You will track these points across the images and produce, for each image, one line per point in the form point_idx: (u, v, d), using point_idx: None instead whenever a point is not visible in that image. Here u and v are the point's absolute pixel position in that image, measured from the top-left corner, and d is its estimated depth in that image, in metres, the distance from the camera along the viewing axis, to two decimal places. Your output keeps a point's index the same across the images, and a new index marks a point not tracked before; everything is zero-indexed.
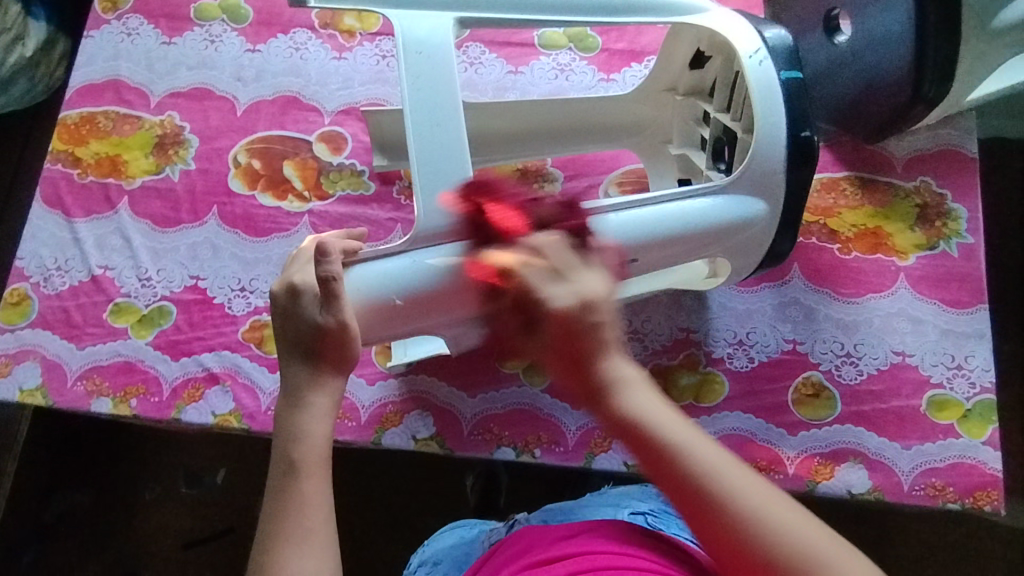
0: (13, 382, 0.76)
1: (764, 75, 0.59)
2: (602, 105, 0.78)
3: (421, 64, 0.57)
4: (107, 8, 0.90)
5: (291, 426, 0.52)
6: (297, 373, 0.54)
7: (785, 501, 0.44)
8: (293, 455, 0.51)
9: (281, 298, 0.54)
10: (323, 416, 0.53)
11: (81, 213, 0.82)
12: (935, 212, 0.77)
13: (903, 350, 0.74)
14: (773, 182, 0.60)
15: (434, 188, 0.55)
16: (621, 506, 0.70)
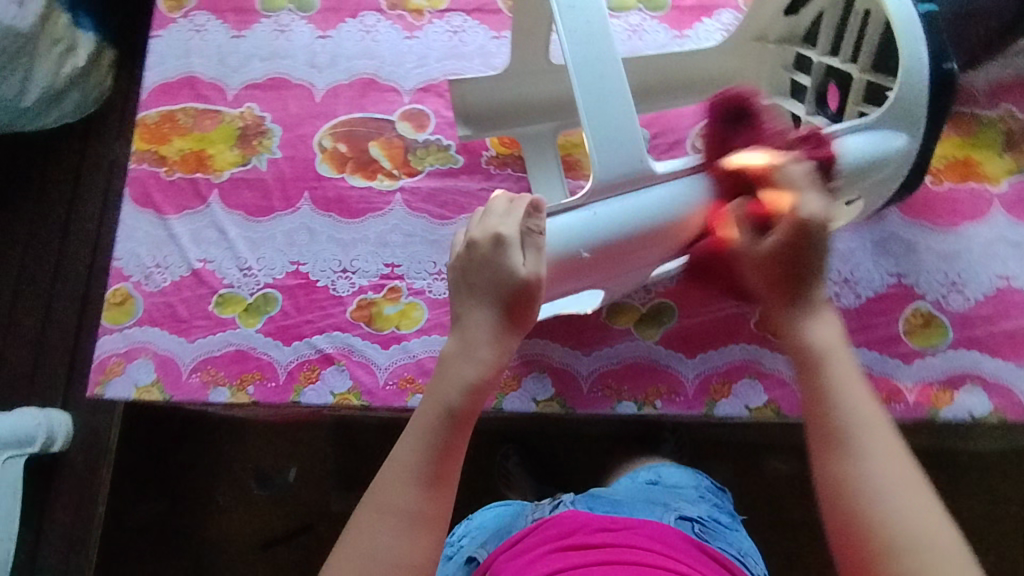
0: (127, 380, 0.76)
1: (902, 9, 0.62)
2: (686, 59, 0.79)
3: (575, 19, 0.59)
4: (173, 7, 0.90)
5: (454, 369, 0.56)
6: (481, 319, 0.57)
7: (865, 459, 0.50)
8: (454, 399, 0.55)
9: (486, 243, 0.57)
10: (480, 366, 0.56)
11: (173, 210, 0.82)
12: (1020, 137, 0.79)
13: (1007, 274, 0.75)
14: (916, 120, 0.64)
15: (607, 141, 0.59)
16: (669, 505, 0.73)
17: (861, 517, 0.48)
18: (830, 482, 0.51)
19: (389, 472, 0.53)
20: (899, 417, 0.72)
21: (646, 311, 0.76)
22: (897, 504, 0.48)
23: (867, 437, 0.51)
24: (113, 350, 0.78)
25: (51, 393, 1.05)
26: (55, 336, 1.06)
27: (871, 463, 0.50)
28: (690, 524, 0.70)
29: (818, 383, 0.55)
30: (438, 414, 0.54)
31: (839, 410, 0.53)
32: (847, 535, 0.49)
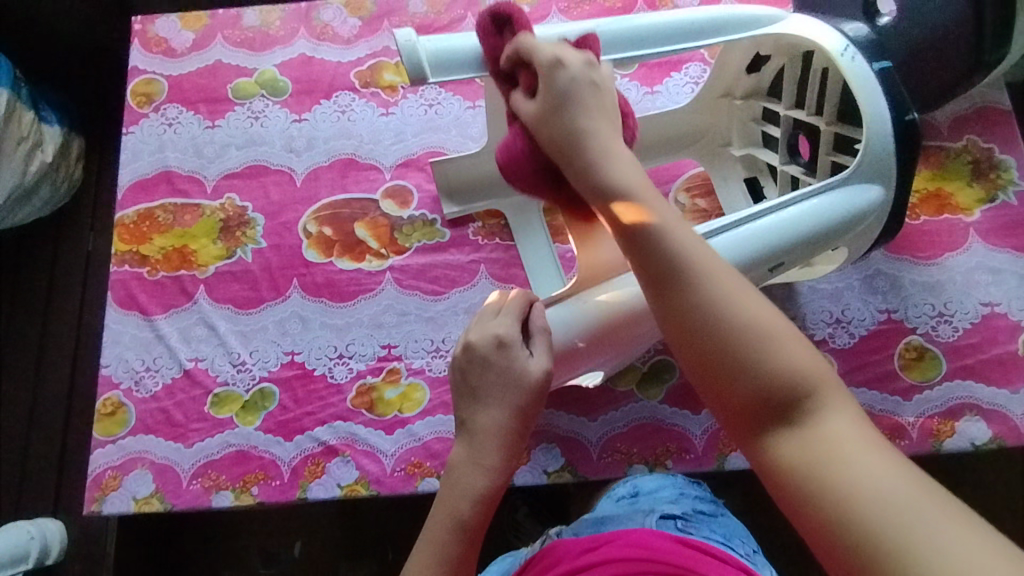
0: (126, 493, 0.75)
1: (858, 69, 0.63)
2: (662, 119, 0.80)
3: None
4: (143, 102, 0.89)
5: (461, 485, 0.52)
6: (489, 421, 0.53)
7: (727, 315, 0.44)
8: (461, 514, 0.52)
9: (490, 347, 0.54)
10: (486, 476, 0.52)
11: (159, 310, 0.81)
12: (987, 166, 0.81)
13: (990, 300, 0.77)
14: (889, 168, 0.64)
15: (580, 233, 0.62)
16: (651, 510, 0.68)
17: (781, 402, 0.42)
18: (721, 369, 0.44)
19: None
20: (904, 454, 0.73)
21: (648, 370, 0.77)
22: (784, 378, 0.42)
23: (757, 332, 0.44)
24: (108, 463, 0.76)
25: (42, 499, 1.02)
26: (41, 439, 1.03)
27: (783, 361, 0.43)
28: (672, 523, 0.66)
29: (679, 300, 0.46)
30: (446, 530, 0.51)
31: (715, 322, 0.44)
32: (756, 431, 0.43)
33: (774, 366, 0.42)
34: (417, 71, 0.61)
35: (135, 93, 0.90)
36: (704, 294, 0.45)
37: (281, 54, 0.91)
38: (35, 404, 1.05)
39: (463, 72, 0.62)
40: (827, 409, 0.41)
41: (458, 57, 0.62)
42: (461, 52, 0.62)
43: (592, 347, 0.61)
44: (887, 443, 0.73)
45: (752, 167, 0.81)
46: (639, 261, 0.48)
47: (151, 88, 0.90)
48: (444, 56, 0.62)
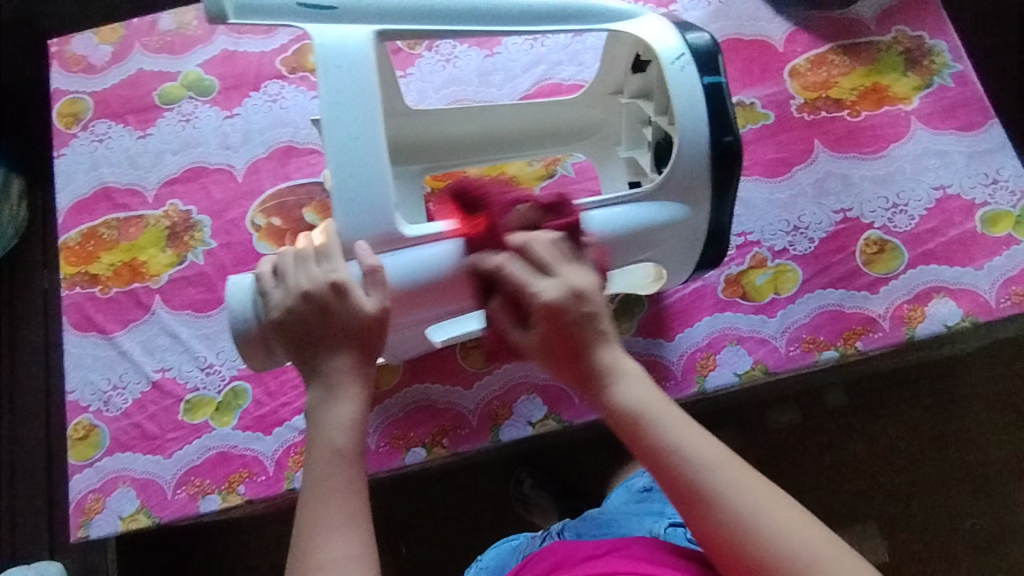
0: (111, 514, 0.73)
1: (684, 81, 0.59)
2: (547, 110, 0.77)
3: (342, 79, 0.55)
4: (70, 122, 0.87)
5: (326, 418, 0.50)
6: (341, 362, 0.52)
7: (732, 499, 0.45)
8: (342, 442, 0.50)
9: (331, 298, 0.52)
10: (358, 406, 0.51)
11: (117, 327, 0.79)
12: (919, 53, 0.81)
13: (941, 184, 0.77)
14: (694, 187, 0.60)
15: (353, 203, 0.55)
16: (663, 514, 0.70)
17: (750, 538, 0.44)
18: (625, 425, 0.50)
19: (316, 508, 0.48)
20: (879, 346, 0.73)
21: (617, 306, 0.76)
22: (706, 454, 0.47)
23: (735, 491, 0.46)
24: (89, 487, 0.74)
25: (37, 547, 0.99)
26: (28, 485, 1.01)
27: (666, 429, 0.49)
28: (682, 530, 0.67)
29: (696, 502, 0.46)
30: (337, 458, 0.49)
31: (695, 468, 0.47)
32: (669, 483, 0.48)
33: (727, 489, 0.46)
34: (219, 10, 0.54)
35: (60, 114, 0.88)
36: (719, 489, 0.46)
37: (203, 53, 0.89)
38: (14, 451, 1.02)
39: (273, 19, 0.55)
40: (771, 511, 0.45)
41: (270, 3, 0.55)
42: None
43: None
44: (861, 339, 0.73)
45: (636, 170, 0.75)
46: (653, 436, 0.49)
47: (76, 107, 0.88)
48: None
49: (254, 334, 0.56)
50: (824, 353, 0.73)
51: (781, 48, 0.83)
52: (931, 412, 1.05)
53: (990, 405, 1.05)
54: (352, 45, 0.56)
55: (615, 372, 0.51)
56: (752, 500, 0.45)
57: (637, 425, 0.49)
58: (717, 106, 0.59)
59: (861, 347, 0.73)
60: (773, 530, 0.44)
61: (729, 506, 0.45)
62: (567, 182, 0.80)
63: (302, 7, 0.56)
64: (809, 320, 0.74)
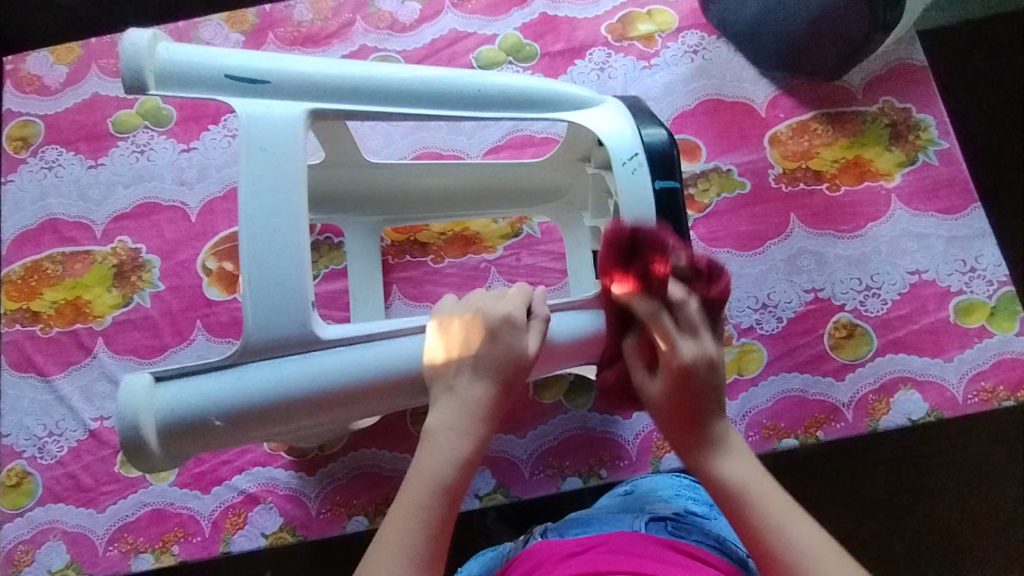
0: (40, 568, 0.71)
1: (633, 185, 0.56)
2: (512, 170, 0.73)
3: (266, 162, 0.51)
4: (20, 147, 0.84)
5: (438, 453, 0.49)
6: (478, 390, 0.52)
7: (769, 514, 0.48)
8: (447, 476, 0.49)
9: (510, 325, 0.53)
10: (461, 440, 0.50)
11: (57, 369, 0.76)
12: (905, 127, 0.79)
13: (917, 268, 0.75)
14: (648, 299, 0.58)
15: (267, 299, 0.50)
16: (642, 512, 0.62)
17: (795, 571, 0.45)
18: (724, 493, 0.50)
19: (379, 553, 0.46)
20: (841, 436, 0.71)
21: (574, 379, 0.74)
22: (808, 545, 0.46)
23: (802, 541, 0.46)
24: (19, 537, 0.72)
25: None
26: None
27: (786, 524, 0.47)
28: (662, 523, 0.60)
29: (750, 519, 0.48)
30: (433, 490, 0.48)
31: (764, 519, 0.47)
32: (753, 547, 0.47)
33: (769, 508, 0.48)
34: (137, 80, 0.51)
35: (10, 137, 0.84)
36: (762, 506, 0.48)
37: None
38: None
39: (192, 92, 0.52)
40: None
41: (191, 74, 0.52)
42: (195, 71, 0.52)
43: (291, 409, 0.51)
44: (823, 428, 0.71)
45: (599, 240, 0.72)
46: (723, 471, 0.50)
47: (26, 130, 0.84)
48: (176, 71, 0.52)
49: (163, 434, 0.50)
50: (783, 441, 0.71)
51: (763, 113, 0.79)
52: (1008, 510, 0.79)
53: None
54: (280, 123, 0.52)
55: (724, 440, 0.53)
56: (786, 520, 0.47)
57: (741, 505, 0.49)
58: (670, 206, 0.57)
59: (822, 436, 0.71)
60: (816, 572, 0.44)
61: (763, 515, 0.48)
62: (533, 243, 0.79)
63: (230, 82, 0.52)
64: (770, 406, 0.72)
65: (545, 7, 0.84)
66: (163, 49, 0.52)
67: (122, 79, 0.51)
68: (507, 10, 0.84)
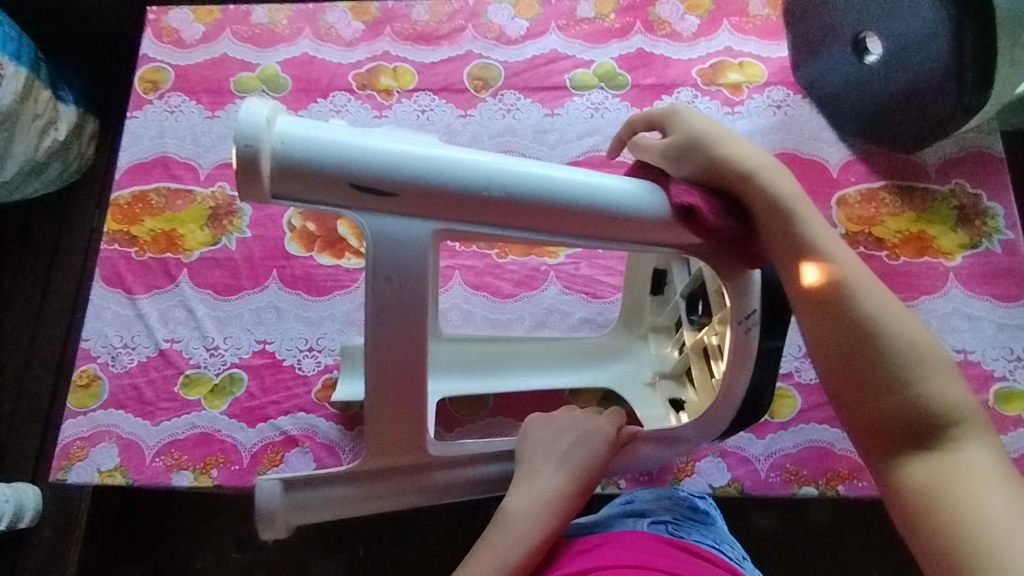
0: (91, 465, 0.77)
1: None
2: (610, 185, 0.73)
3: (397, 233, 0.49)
4: (149, 89, 0.93)
5: (523, 517, 0.57)
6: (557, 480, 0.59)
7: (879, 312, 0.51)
8: (531, 539, 0.56)
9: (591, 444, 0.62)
10: (541, 504, 0.58)
11: (142, 289, 0.83)
12: (973, 212, 0.81)
13: (964, 347, 0.76)
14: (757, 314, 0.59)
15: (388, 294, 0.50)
16: (641, 515, 0.65)
17: (900, 373, 0.49)
18: (847, 323, 0.51)
19: None
20: (862, 494, 0.71)
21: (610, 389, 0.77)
22: (917, 358, 0.49)
23: (905, 339, 0.50)
24: (77, 434, 0.78)
25: (19, 470, 1.02)
26: (27, 409, 1.05)
27: (900, 348, 0.50)
28: (663, 526, 0.63)
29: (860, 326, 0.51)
30: (516, 548, 0.55)
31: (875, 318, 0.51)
32: (858, 352, 0.51)
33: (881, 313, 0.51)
34: (254, 134, 0.45)
35: (143, 79, 0.93)
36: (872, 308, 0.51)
37: (285, 52, 0.94)
38: (24, 373, 1.06)
39: (314, 188, 0.47)
40: (973, 437, 0.48)
41: (317, 151, 0.47)
42: (330, 153, 0.47)
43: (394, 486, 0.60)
44: (845, 483, 0.72)
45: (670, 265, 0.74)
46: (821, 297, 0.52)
47: (158, 76, 0.93)
48: (305, 141, 0.47)
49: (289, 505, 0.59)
50: (804, 488, 0.72)
51: (835, 173, 0.83)
52: None
53: None
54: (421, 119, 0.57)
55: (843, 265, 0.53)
56: (890, 315, 0.51)
57: (857, 337, 0.50)
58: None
59: (842, 491, 0.72)
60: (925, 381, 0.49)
61: (876, 325, 0.50)
62: (593, 255, 0.83)
63: (355, 188, 0.47)
64: (796, 451, 0.73)
65: (643, 43, 0.90)
66: (289, 132, 0.47)
67: (238, 142, 0.45)
68: (607, 40, 0.90)
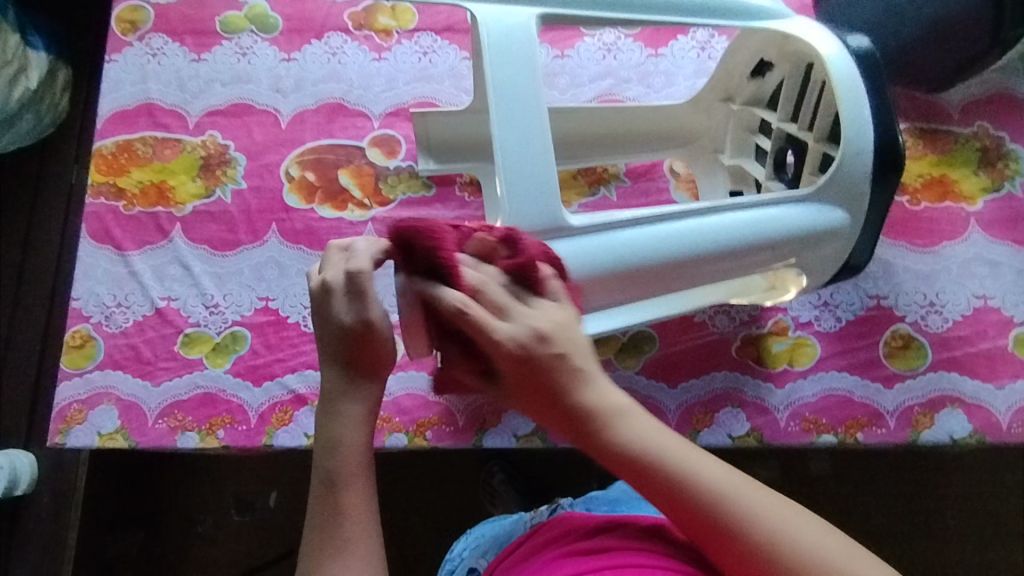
0: (90, 428, 0.73)
1: (847, 73, 0.61)
2: (654, 113, 0.78)
3: (526, 203, 0.57)
4: (127, 29, 0.86)
5: (326, 432, 0.52)
6: (333, 373, 0.53)
7: (741, 499, 0.45)
8: (329, 464, 0.51)
9: (316, 297, 0.52)
10: (355, 418, 0.52)
11: (133, 246, 0.79)
12: (996, 155, 0.79)
13: (984, 293, 0.75)
14: (859, 194, 0.63)
15: (522, 203, 0.57)
16: None
17: (776, 547, 0.43)
18: (691, 517, 0.45)
19: (313, 543, 0.49)
20: (880, 441, 0.71)
21: (627, 341, 0.75)
22: (782, 524, 0.44)
23: (760, 509, 0.44)
24: (73, 396, 0.74)
25: (11, 437, 0.99)
26: (15, 375, 1.00)
27: (766, 519, 0.44)
28: None
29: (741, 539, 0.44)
30: (324, 484, 0.50)
31: (700, 492, 0.45)
32: (687, 519, 0.45)
33: (726, 492, 0.45)
34: None
35: (119, 19, 0.86)
36: (674, 473, 0.45)
37: None
38: (9, 337, 1.02)
39: None
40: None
41: None
42: None
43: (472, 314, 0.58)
44: (863, 430, 0.71)
45: (739, 179, 0.77)
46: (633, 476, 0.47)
47: (136, 15, 0.86)
48: None
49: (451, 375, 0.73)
50: (823, 436, 0.71)
51: None
52: None
53: (985, 525, 0.95)
54: (527, 140, 0.58)
55: (617, 410, 0.47)
56: (760, 503, 0.44)
57: (727, 529, 0.44)
58: (887, 142, 0.62)
59: (861, 438, 0.71)
60: (800, 539, 0.43)
61: (738, 501, 0.45)
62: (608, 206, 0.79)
63: None
64: (816, 400, 0.72)
65: None
66: None
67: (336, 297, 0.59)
68: None
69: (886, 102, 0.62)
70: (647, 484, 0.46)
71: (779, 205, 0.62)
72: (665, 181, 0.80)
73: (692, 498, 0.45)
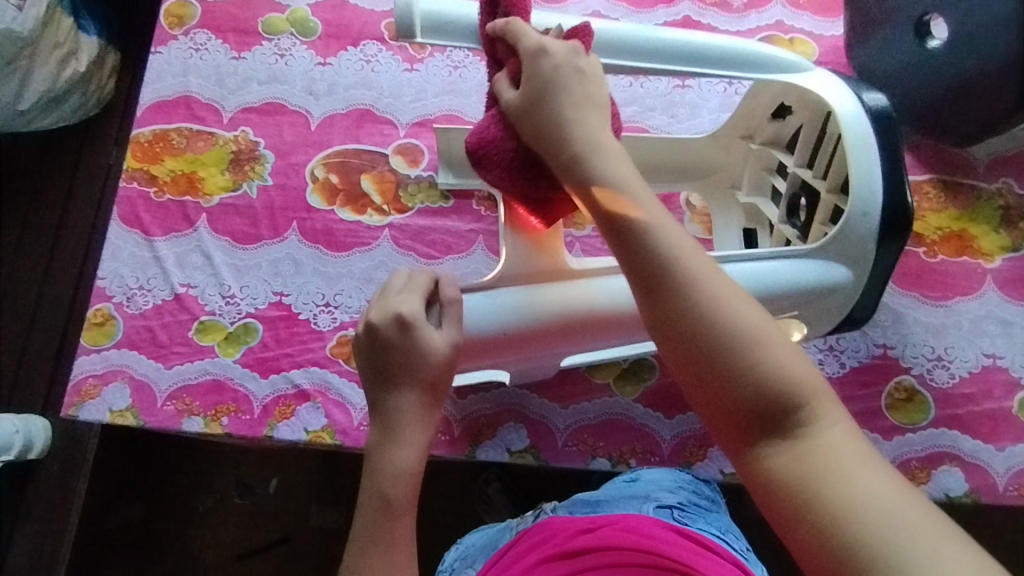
0: (102, 404, 0.76)
1: (860, 130, 0.62)
2: (673, 145, 0.77)
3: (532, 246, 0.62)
4: (174, 23, 0.89)
5: (380, 458, 0.53)
6: (393, 400, 0.54)
7: (739, 341, 0.46)
8: (386, 489, 0.52)
9: (387, 328, 0.54)
10: (414, 444, 0.53)
11: (159, 232, 0.82)
12: (1018, 214, 0.78)
13: (993, 352, 0.74)
14: (864, 253, 0.62)
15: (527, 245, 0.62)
16: (648, 498, 0.65)
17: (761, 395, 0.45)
18: (711, 356, 0.46)
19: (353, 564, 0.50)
20: None
21: (628, 367, 0.76)
22: (778, 376, 0.45)
23: (758, 350, 0.46)
24: (90, 371, 0.77)
25: (29, 402, 1.02)
26: (40, 343, 1.04)
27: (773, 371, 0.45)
28: (669, 512, 0.63)
29: (736, 387, 0.45)
30: (381, 508, 0.51)
31: (723, 334, 0.46)
32: (707, 362, 0.46)
33: (745, 341, 0.46)
34: None
35: (168, 13, 0.89)
36: (714, 316, 0.46)
37: None
38: (37, 306, 1.06)
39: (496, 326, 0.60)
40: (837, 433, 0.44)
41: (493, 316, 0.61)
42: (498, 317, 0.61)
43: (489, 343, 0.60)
44: None
45: (752, 217, 0.79)
46: (678, 335, 0.47)
47: (183, 10, 0.90)
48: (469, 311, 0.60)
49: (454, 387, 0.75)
50: None
51: None
52: None
53: None
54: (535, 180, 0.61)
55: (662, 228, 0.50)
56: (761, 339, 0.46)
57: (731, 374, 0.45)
58: (896, 204, 0.61)
59: None
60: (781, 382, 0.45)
61: (747, 351, 0.45)
62: None
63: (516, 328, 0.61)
64: None
65: (690, 11, 0.85)
66: None
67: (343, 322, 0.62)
68: (652, 6, 0.86)
69: (898, 164, 0.62)
70: (688, 320, 0.47)
71: (789, 257, 0.63)
72: (680, 211, 0.80)
73: (721, 341, 0.46)
